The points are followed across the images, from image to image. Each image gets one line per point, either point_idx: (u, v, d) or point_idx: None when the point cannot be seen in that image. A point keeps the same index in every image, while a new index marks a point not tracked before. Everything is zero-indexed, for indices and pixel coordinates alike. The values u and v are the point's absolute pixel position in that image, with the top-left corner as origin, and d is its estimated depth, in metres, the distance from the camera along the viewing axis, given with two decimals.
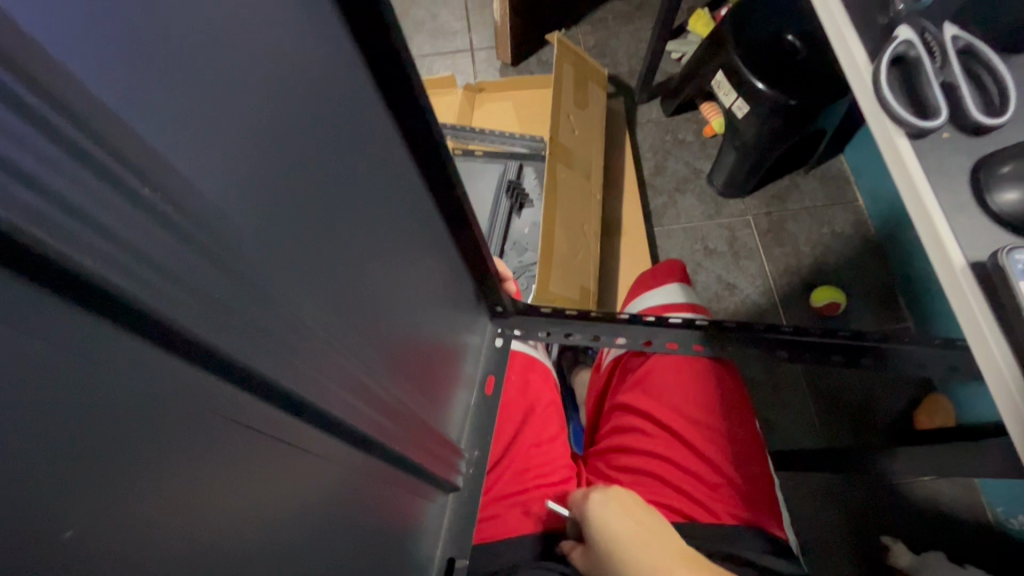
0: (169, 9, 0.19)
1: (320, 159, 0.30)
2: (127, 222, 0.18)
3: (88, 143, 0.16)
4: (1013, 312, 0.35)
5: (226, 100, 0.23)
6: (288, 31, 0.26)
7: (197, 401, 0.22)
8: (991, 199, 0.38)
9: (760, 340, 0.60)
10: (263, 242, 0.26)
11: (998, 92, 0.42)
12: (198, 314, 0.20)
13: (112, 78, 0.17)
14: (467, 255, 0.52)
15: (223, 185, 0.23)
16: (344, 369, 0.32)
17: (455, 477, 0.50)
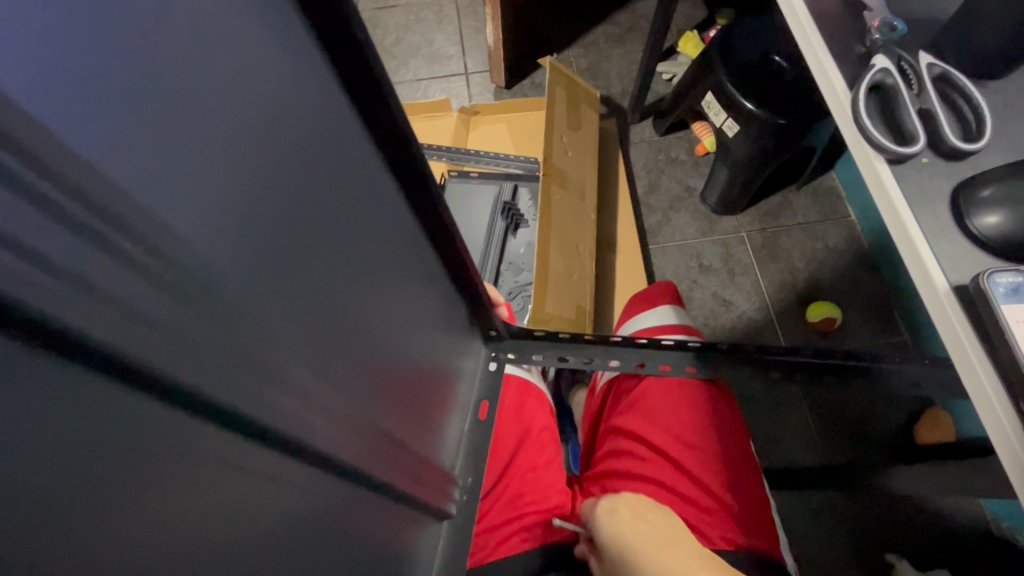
0: (156, 68, 0.20)
1: (307, 196, 0.31)
2: (113, 275, 0.18)
3: (72, 203, 0.17)
4: (995, 335, 0.35)
5: (212, 148, 0.23)
6: (276, 78, 0.27)
7: (177, 443, 0.22)
8: (972, 222, 0.39)
9: (753, 361, 0.61)
10: (248, 282, 0.26)
11: (974, 117, 0.43)
12: (175, 360, 0.20)
13: (97, 138, 0.18)
14: (459, 281, 0.53)
15: (208, 231, 0.23)
16: (332, 403, 0.32)
17: (447, 505, 0.49)
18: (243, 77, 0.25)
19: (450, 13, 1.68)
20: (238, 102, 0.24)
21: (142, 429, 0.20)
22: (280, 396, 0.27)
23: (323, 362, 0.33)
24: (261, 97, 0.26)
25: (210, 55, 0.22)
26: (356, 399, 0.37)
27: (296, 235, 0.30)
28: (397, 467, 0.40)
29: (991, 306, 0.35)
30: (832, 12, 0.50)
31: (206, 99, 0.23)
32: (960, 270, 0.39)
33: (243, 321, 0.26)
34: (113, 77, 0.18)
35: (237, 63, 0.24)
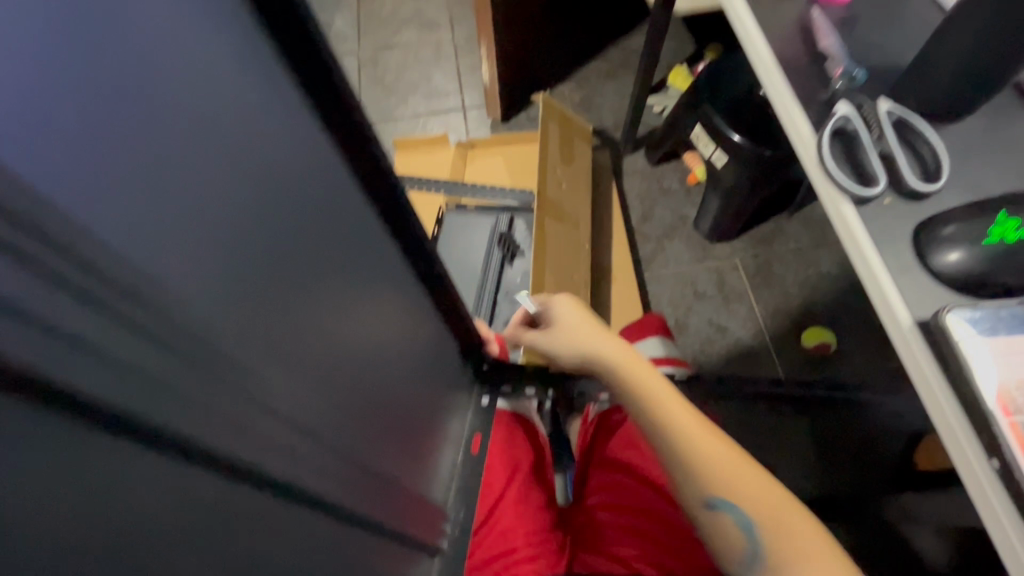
0: (152, 146, 0.22)
1: (298, 246, 0.33)
2: (103, 330, 0.19)
3: (73, 274, 0.19)
4: (956, 368, 0.38)
5: (202, 213, 0.25)
6: (270, 144, 0.29)
7: (167, 485, 0.23)
8: (935, 260, 0.42)
9: (741, 392, 0.63)
10: (237, 332, 0.28)
11: (933, 159, 0.47)
12: (162, 409, 0.22)
13: (95, 212, 0.20)
14: (450, 319, 0.54)
15: (197, 287, 0.25)
16: (321, 444, 0.34)
17: (438, 540, 0.50)
18: (238, 141, 0.27)
19: (448, 51, 1.75)
20: (224, 158, 0.26)
21: (133, 472, 0.22)
22: (267, 443, 0.28)
23: (311, 402, 0.35)
24: (256, 157, 0.28)
25: (204, 130, 0.25)
26: (344, 437, 0.38)
27: (287, 281, 0.32)
28: (387, 502, 0.41)
29: (951, 340, 0.38)
30: (798, 63, 0.54)
31: (192, 156, 0.24)
32: (924, 305, 0.42)
33: (230, 366, 0.27)
34: (102, 145, 0.20)
35: (231, 126, 0.26)
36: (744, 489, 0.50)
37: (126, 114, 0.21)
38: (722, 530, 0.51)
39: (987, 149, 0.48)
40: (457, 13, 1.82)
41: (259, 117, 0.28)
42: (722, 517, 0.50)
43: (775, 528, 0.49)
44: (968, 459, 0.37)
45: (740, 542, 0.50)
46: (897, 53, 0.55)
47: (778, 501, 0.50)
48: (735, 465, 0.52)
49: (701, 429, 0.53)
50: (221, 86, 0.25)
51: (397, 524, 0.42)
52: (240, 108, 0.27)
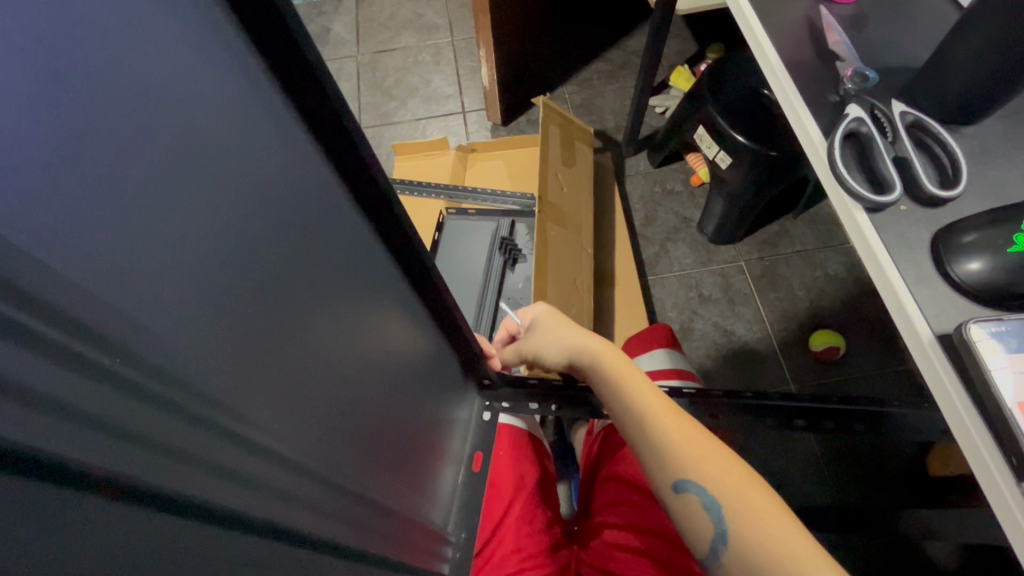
0: (151, 176, 0.20)
1: (294, 266, 0.30)
2: (71, 385, 0.17)
3: (48, 329, 0.16)
4: (985, 388, 0.36)
5: (201, 247, 0.23)
6: (271, 166, 0.27)
7: (167, 552, 0.21)
8: (956, 269, 0.40)
9: (749, 406, 0.61)
10: (233, 369, 0.26)
11: (949, 162, 0.45)
12: (144, 463, 0.19)
13: (82, 257, 0.18)
14: (452, 336, 0.52)
15: (192, 328, 0.23)
16: (314, 479, 0.32)
17: (439, 565, 0.48)
18: (237, 162, 0.25)
19: (446, 55, 1.73)
20: (220, 181, 0.24)
21: (140, 541, 0.19)
22: (253, 484, 0.26)
23: (302, 431, 0.32)
24: (256, 177, 0.26)
25: (205, 156, 0.23)
26: (338, 465, 0.36)
27: (283, 301, 0.30)
28: (383, 533, 0.39)
29: (975, 356, 0.36)
30: (806, 64, 0.52)
31: (186, 181, 0.22)
32: (944, 319, 0.40)
33: (221, 407, 0.25)
34: (78, 172, 0.17)
35: (227, 146, 0.24)
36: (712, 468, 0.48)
37: (107, 137, 0.18)
38: (692, 512, 0.48)
39: (1009, 152, 0.46)
40: (455, 16, 1.80)
41: (264, 136, 0.26)
42: (688, 496, 0.48)
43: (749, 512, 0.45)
44: (997, 485, 0.34)
45: (708, 525, 0.46)
46: (911, 53, 0.53)
47: (752, 485, 0.47)
48: (700, 442, 0.50)
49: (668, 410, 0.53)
50: (220, 107, 0.23)
51: (397, 555, 0.40)
52: (238, 128, 0.24)
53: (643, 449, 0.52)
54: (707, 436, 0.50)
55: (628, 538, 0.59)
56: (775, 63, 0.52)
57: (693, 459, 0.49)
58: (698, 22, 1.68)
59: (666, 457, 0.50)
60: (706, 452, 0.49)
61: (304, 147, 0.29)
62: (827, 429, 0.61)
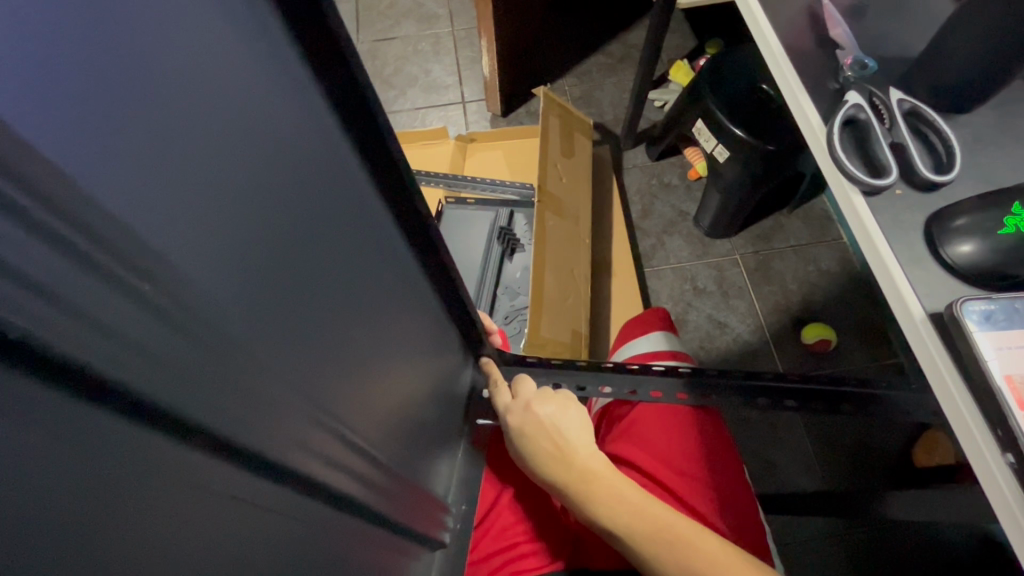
0: (192, 120, 0.20)
1: (323, 231, 0.31)
2: (106, 302, 0.18)
3: (89, 248, 0.17)
4: (971, 362, 0.38)
5: (234, 196, 0.24)
6: (304, 125, 0.27)
7: (181, 478, 0.22)
8: (947, 251, 0.42)
9: (744, 388, 0.63)
10: (262, 321, 0.26)
11: (944, 149, 0.47)
12: (172, 391, 0.20)
13: (124, 189, 0.18)
14: (456, 315, 0.52)
15: (223, 273, 0.23)
16: (328, 437, 0.33)
17: (441, 534, 0.49)
18: (274, 121, 0.25)
19: (447, 44, 1.73)
20: (258, 136, 0.24)
21: (160, 462, 0.21)
22: (277, 431, 0.27)
23: (325, 391, 0.33)
24: (290, 137, 0.26)
25: (243, 108, 0.23)
26: (353, 426, 0.36)
27: (313, 269, 0.30)
28: (389, 498, 0.40)
29: (964, 333, 0.38)
30: (805, 52, 0.54)
31: (224, 132, 0.22)
32: (935, 298, 0.41)
33: (252, 357, 0.26)
34: (123, 108, 0.18)
35: (263, 101, 0.24)
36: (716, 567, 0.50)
37: (152, 76, 0.19)
38: None
39: (1000, 140, 0.48)
40: (457, 6, 1.80)
41: (299, 97, 0.26)
42: None
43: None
44: (984, 457, 0.36)
45: None
46: (909, 44, 0.54)
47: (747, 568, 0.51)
48: None
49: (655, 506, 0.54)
50: (258, 63, 0.23)
51: (396, 517, 0.40)
52: (275, 87, 0.25)
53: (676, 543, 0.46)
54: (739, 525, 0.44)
55: None
56: (777, 49, 0.53)
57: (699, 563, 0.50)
58: (699, 16, 1.69)
59: None
60: None
61: (328, 113, 0.29)
62: (817, 409, 0.63)
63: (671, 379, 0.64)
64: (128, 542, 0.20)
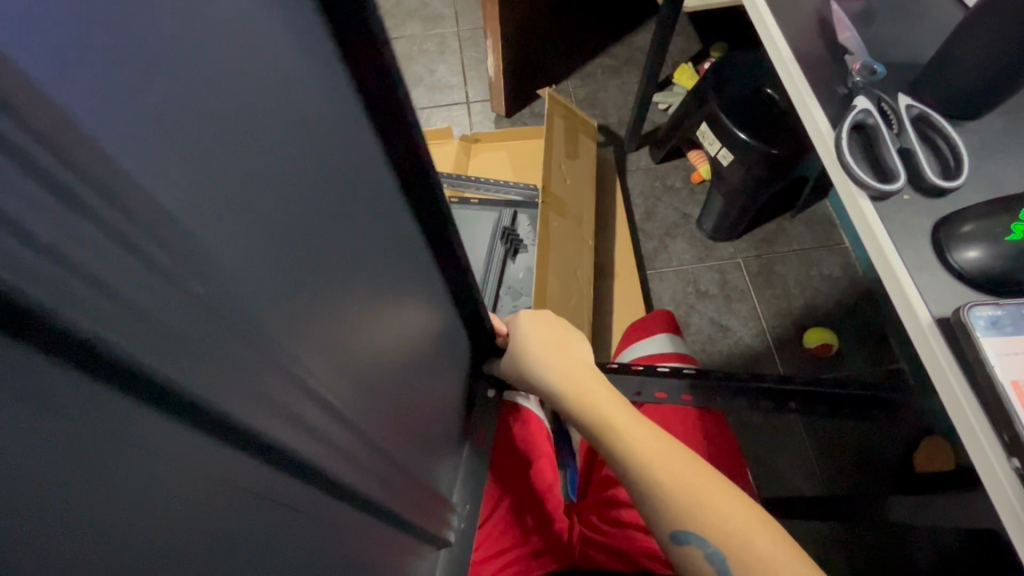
0: (243, 115, 0.20)
1: (357, 229, 0.30)
2: (156, 299, 0.17)
3: (146, 244, 0.17)
4: (980, 368, 0.38)
5: (275, 192, 0.23)
6: (347, 122, 0.27)
7: (212, 476, 0.22)
8: (954, 256, 0.42)
9: (747, 391, 0.63)
10: (297, 322, 0.26)
11: (952, 155, 0.47)
12: (218, 388, 0.20)
13: (179, 186, 0.18)
14: (464, 314, 0.52)
15: (262, 273, 0.23)
16: (347, 437, 0.32)
17: (445, 532, 0.49)
18: (321, 119, 0.25)
19: (451, 45, 1.73)
20: (302, 135, 0.24)
21: (196, 460, 0.21)
22: (307, 429, 0.27)
23: (352, 388, 0.33)
24: (330, 136, 0.26)
25: (291, 106, 0.23)
26: (371, 425, 0.36)
27: (346, 268, 0.30)
28: (399, 495, 0.40)
29: (971, 338, 0.38)
30: (814, 58, 0.54)
31: (270, 128, 0.22)
32: (942, 303, 0.41)
33: (290, 356, 0.26)
34: (183, 103, 0.17)
35: (311, 98, 0.24)
36: (706, 510, 0.47)
37: (212, 72, 0.18)
38: (691, 562, 0.47)
39: (1007, 147, 0.48)
40: (461, 6, 1.80)
41: (348, 95, 0.26)
42: (688, 547, 0.47)
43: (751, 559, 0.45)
44: (989, 462, 0.36)
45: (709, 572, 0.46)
46: (917, 50, 0.54)
47: (751, 520, 0.47)
48: (695, 476, 0.49)
49: (660, 443, 0.52)
50: (312, 61, 0.23)
51: (402, 513, 0.41)
52: (324, 85, 0.24)
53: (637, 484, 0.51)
54: (693, 469, 0.50)
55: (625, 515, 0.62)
56: (785, 53, 0.54)
57: (688, 499, 0.48)
58: (703, 20, 1.69)
59: (658, 493, 0.49)
60: (701, 493, 0.48)
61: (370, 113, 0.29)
62: (821, 412, 0.63)
63: (676, 381, 0.65)
64: (165, 541, 0.20)
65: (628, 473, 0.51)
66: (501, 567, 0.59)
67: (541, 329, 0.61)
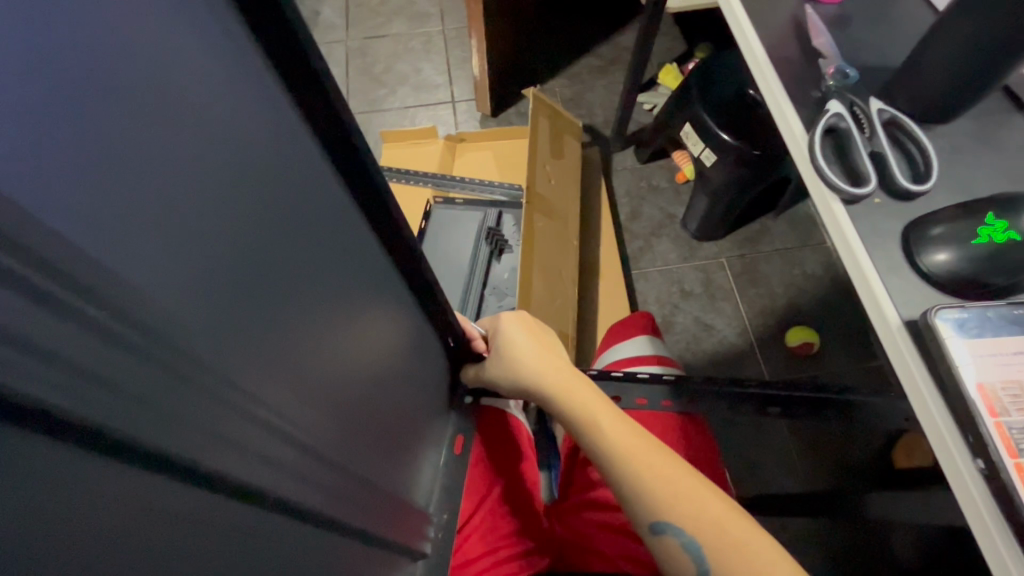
0: (148, 128, 0.19)
1: (295, 246, 0.30)
2: (77, 342, 0.16)
3: (45, 281, 0.15)
4: (948, 375, 0.38)
5: (195, 203, 0.22)
6: (280, 134, 0.26)
7: (156, 505, 0.21)
8: (923, 260, 0.43)
9: (728, 394, 0.64)
10: (227, 341, 0.25)
11: (922, 159, 0.48)
12: (147, 427, 0.19)
13: (69, 203, 0.17)
14: (436, 320, 0.52)
15: (180, 291, 0.22)
16: (314, 468, 0.31)
17: (422, 544, 0.48)
18: (243, 138, 0.24)
19: (437, 44, 1.72)
20: (221, 148, 0.23)
21: (138, 494, 0.20)
22: (258, 455, 0.26)
23: (303, 406, 0.32)
24: (256, 150, 0.25)
25: (204, 117, 0.22)
26: (330, 439, 0.35)
27: (283, 287, 0.29)
28: (376, 513, 0.40)
29: (938, 341, 0.39)
30: (790, 61, 0.54)
31: (185, 139, 0.21)
32: (912, 306, 0.42)
33: (228, 381, 0.25)
34: (57, 121, 0.16)
35: (229, 116, 0.23)
36: (679, 501, 0.47)
37: (94, 87, 0.17)
38: (671, 555, 0.47)
39: (977, 150, 0.49)
40: (448, 5, 1.79)
41: (268, 113, 0.25)
42: (664, 538, 0.47)
43: (729, 552, 0.45)
44: (955, 462, 0.37)
45: (688, 564, 0.46)
46: (891, 54, 0.55)
47: (726, 514, 0.47)
48: (667, 467, 0.49)
49: (636, 437, 0.52)
50: (223, 76, 0.22)
51: (372, 527, 0.39)
52: (247, 103, 0.24)
53: (619, 480, 0.50)
54: (662, 452, 0.51)
55: (604, 515, 0.62)
56: (760, 56, 0.54)
57: (662, 491, 0.48)
58: (689, 20, 1.70)
59: (634, 484, 0.49)
60: (672, 477, 0.49)
61: (301, 132, 0.28)
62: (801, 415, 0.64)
63: (657, 387, 0.65)
64: (107, 569, 0.20)
65: (608, 466, 0.51)
66: (487, 567, 0.57)
67: (527, 331, 0.61)
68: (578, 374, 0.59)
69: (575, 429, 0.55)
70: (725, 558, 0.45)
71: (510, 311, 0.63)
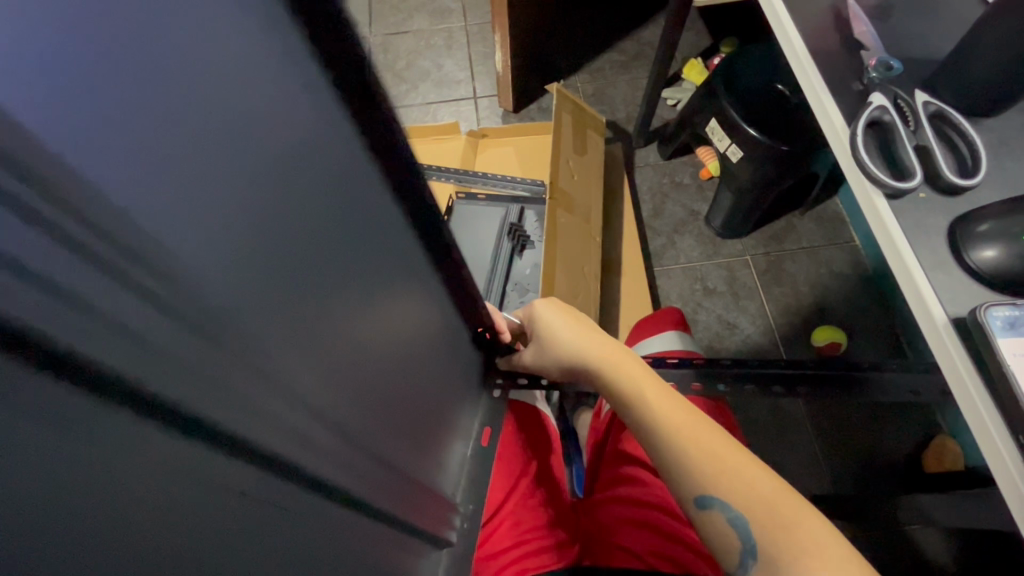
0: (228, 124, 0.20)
1: (335, 250, 0.29)
2: (134, 312, 0.17)
3: (106, 250, 0.16)
4: (998, 374, 0.37)
5: (262, 199, 0.22)
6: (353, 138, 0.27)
7: (206, 478, 0.22)
8: (969, 256, 0.42)
9: (754, 376, 0.64)
10: (278, 333, 0.25)
11: (970, 153, 0.47)
12: (196, 392, 0.20)
13: (149, 193, 0.17)
14: (466, 316, 0.52)
15: (239, 282, 0.22)
16: (340, 452, 0.32)
17: (447, 532, 0.48)
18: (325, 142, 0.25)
19: (459, 39, 1.72)
20: (302, 153, 0.24)
21: (191, 470, 0.21)
22: (293, 437, 0.26)
23: (335, 391, 0.32)
24: (328, 153, 0.25)
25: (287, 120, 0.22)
26: (358, 427, 0.35)
27: (326, 279, 0.29)
28: (398, 496, 0.39)
29: (988, 339, 0.38)
30: (830, 52, 0.53)
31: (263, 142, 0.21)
32: (958, 303, 0.41)
33: (273, 371, 0.25)
34: (148, 110, 0.16)
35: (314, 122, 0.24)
36: (730, 480, 0.47)
37: (188, 78, 0.17)
38: (719, 530, 0.46)
39: None
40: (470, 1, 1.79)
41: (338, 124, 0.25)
42: (713, 515, 0.46)
43: (778, 527, 0.44)
44: (1003, 461, 0.36)
45: (735, 541, 0.45)
46: (935, 44, 0.54)
47: (777, 494, 0.46)
48: (720, 451, 0.48)
49: (686, 413, 0.51)
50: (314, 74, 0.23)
51: (397, 513, 0.39)
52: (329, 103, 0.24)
53: (664, 462, 0.50)
54: (714, 429, 0.50)
55: (630, 513, 0.62)
56: (800, 48, 0.53)
57: (708, 470, 0.47)
58: (714, 15, 1.68)
59: (675, 457, 0.49)
60: (722, 454, 0.48)
61: None
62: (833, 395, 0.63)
63: (686, 370, 0.66)
64: (164, 535, 0.20)
65: (656, 447, 0.51)
66: (511, 561, 0.58)
67: (564, 317, 0.61)
68: (626, 352, 0.58)
69: (620, 406, 0.55)
70: (773, 540, 0.43)
71: (543, 299, 0.63)
